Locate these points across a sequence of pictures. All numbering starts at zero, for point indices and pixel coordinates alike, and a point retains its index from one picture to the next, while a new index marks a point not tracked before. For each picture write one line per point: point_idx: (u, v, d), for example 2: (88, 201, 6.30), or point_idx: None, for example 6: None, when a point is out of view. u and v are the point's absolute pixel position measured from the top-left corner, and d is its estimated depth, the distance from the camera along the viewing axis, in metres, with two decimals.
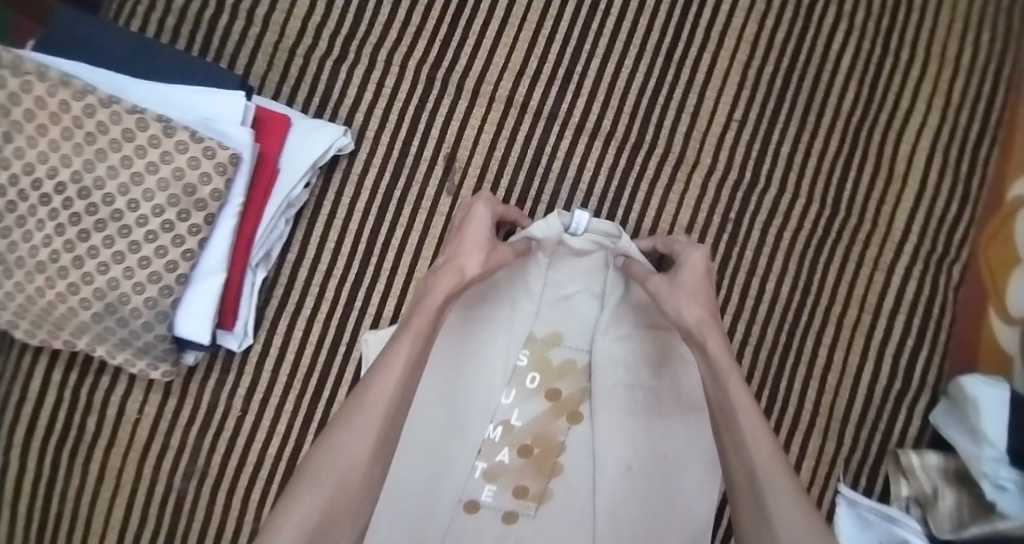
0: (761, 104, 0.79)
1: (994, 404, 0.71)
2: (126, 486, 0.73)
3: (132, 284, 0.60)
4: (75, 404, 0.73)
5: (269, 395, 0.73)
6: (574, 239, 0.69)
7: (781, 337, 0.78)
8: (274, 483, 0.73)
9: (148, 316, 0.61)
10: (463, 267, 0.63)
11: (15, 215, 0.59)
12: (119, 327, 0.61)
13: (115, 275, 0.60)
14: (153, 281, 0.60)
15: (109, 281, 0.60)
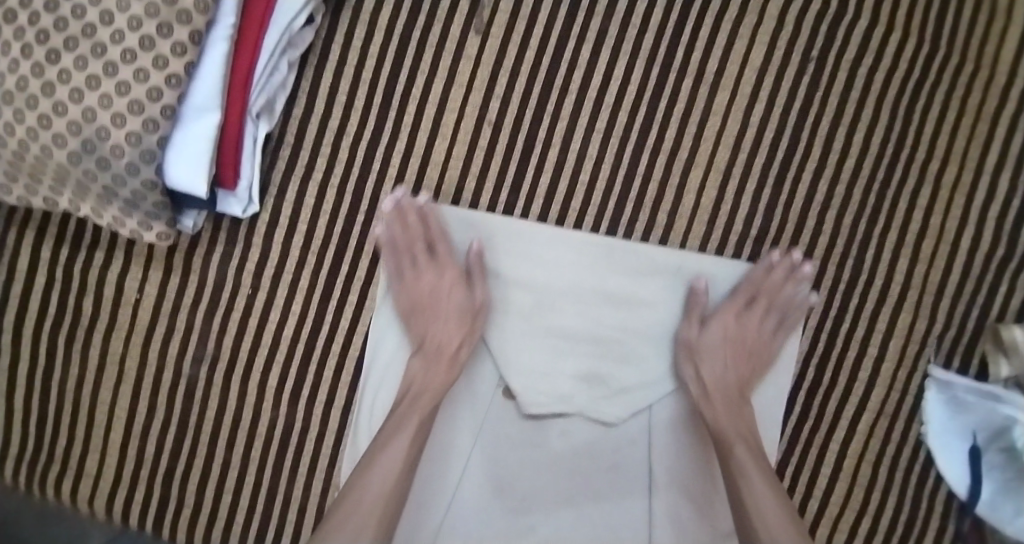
0: None
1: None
2: (132, 372, 0.66)
3: (111, 116, 0.52)
4: (69, 284, 0.65)
5: (281, 271, 0.65)
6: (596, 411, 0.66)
7: (869, 199, 0.66)
8: (292, 368, 0.66)
9: (131, 155, 0.53)
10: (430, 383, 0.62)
11: None
12: (101, 172, 0.54)
13: (91, 104, 0.52)
14: (134, 112, 0.52)
15: (86, 113, 0.52)
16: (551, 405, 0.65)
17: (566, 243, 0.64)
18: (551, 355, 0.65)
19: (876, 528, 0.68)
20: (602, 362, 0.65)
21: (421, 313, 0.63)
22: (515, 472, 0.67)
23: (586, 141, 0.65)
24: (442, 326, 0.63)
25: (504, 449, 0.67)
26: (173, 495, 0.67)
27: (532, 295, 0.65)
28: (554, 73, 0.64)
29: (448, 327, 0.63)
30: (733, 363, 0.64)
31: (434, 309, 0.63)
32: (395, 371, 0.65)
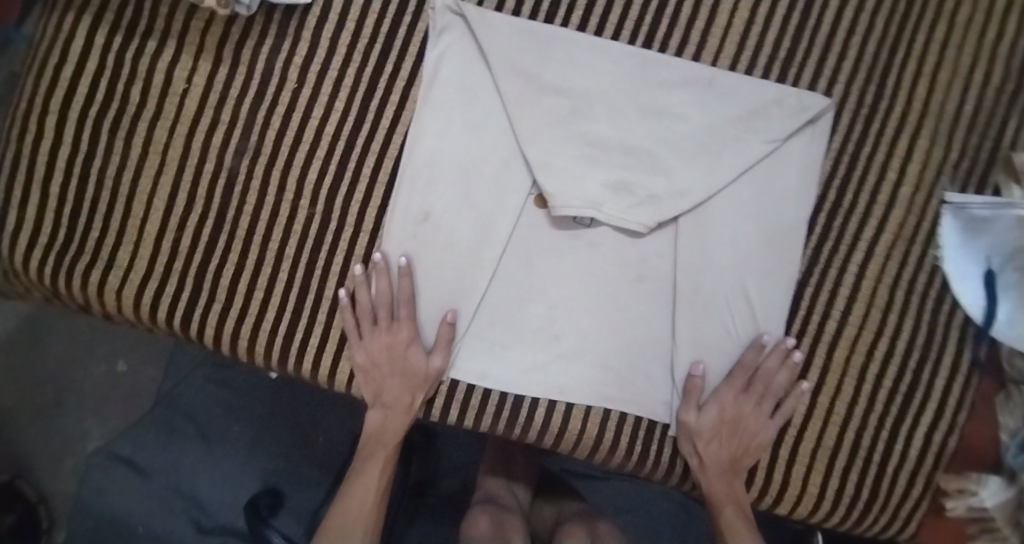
0: None
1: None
2: (173, 162, 0.67)
3: None
4: (118, 71, 0.66)
5: (328, 67, 0.67)
6: (621, 218, 0.67)
7: (889, 30, 0.70)
8: (332, 165, 0.67)
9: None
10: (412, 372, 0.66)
11: None
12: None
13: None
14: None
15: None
16: (582, 211, 0.66)
17: (601, 53, 0.68)
18: (584, 163, 0.67)
19: (893, 351, 0.70)
20: (632, 173, 0.67)
21: (379, 362, 0.67)
22: (546, 282, 0.69)
23: None
24: (398, 385, 0.67)
25: (535, 259, 0.69)
26: (204, 292, 0.67)
27: (569, 104, 0.67)
28: None
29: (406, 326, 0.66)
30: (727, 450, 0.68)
31: (392, 369, 0.67)
32: (428, 177, 0.67)
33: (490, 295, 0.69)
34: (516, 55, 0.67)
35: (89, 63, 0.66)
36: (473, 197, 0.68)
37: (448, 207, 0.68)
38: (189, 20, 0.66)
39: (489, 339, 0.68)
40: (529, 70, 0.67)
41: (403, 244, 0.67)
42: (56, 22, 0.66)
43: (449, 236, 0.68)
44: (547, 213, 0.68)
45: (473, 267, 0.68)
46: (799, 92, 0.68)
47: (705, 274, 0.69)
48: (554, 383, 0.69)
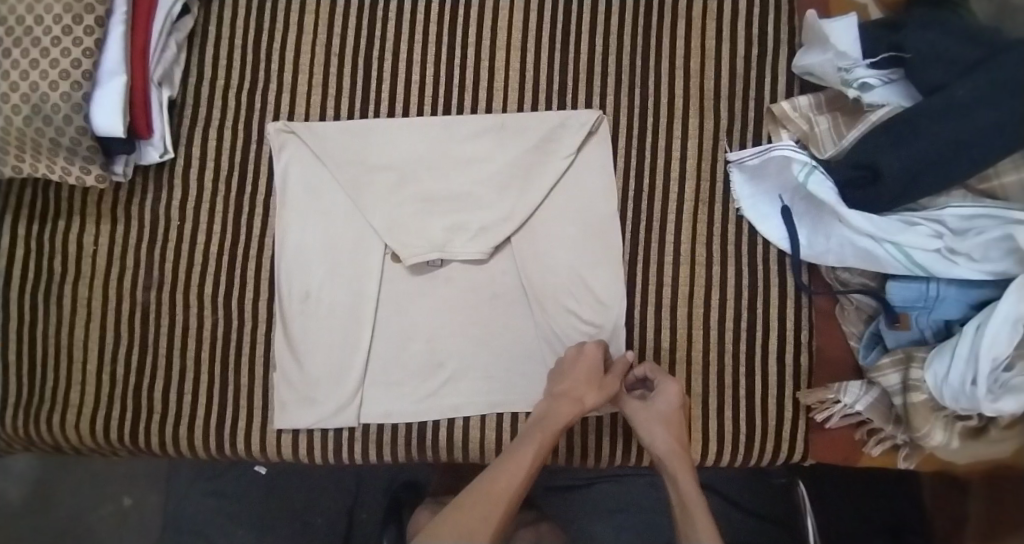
0: None
1: (844, 23, 0.75)
2: (97, 309, 0.82)
3: (49, 83, 0.71)
4: (42, 250, 0.82)
5: (201, 200, 0.82)
6: (461, 252, 0.80)
7: (639, 40, 0.84)
8: (223, 276, 0.82)
9: (66, 109, 0.71)
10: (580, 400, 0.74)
11: None
12: (47, 126, 0.72)
13: (35, 79, 0.71)
14: (64, 78, 0.71)
15: (31, 86, 0.71)
16: (429, 254, 0.80)
17: (411, 127, 0.82)
18: (421, 217, 0.81)
19: (726, 296, 0.81)
20: (461, 214, 0.81)
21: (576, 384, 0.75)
22: (418, 321, 0.81)
23: (410, 51, 0.84)
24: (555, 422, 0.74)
25: (404, 305, 0.81)
26: (144, 407, 0.81)
27: (396, 174, 0.81)
28: (375, 9, 0.85)
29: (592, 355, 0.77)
30: (677, 434, 0.75)
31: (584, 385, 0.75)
32: (300, 264, 0.81)
33: (377, 346, 0.81)
34: (343, 148, 0.82)
35: (17, 252, 0.83)
36: (341, 269, 0.81)
37: (323, 283, 0.81)
38: (84, 196, 0.82)
39: (385, 382, 0.80)
40: (358, 157, 0.82)
41: (294, 324, 0.80)
42: None
43: (330, 306, 0.81)
44: (404, 266, 0.81)
45: (354, 325, 0.80)
46: (572, 112, 0.82)
47: (546, 278, 0.80)
48: (447, 403, 0.80)
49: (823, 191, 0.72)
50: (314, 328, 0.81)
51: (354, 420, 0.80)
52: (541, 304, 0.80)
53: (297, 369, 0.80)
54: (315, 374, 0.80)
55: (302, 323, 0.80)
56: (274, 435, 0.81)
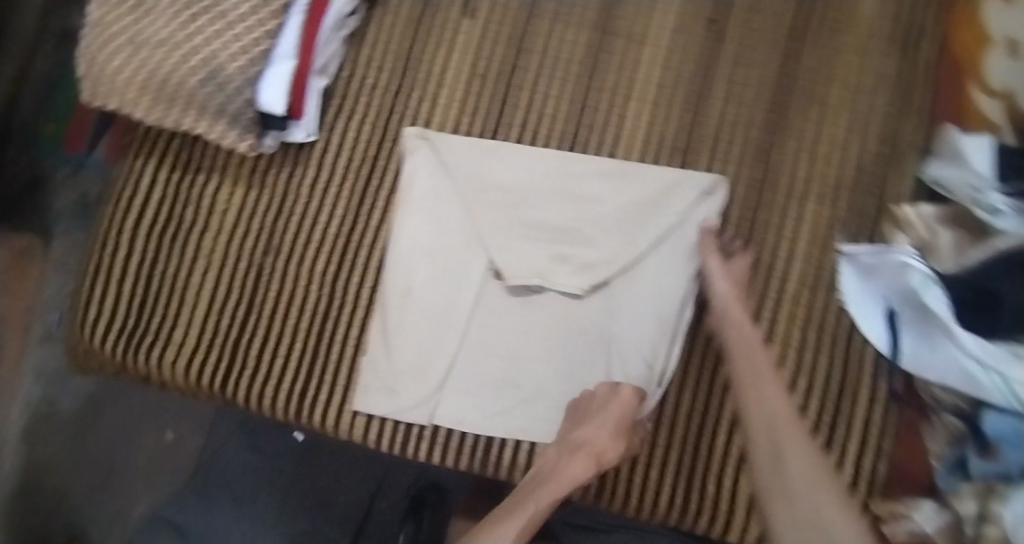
0: None
1: (986, 143, 0.76)
2: (216, 263, 0.88)
3: (229, 54, 0.77)
4: (178, 199, 0.89)
5: (330, 184, 0.88)
6: (558, 284, 0.83)
7: (771, 119, 0.86)
8: (336, 258, 0.87)
9: (239, 82, 0.78)
10: (596, 449, 0.76)
11: (129, 9, 0.78)
12: (219, 93, 0.78)
13: (217, 48, 0.77)
14: (244, 52, 0.77)
15: (213, 54, 0.77)
16: (530, 281, 0.83)
17: (536, 156, 0.86)
18: (530, 245, 0.84)
19: (812, 384, 0.83)
20: (568, 250, 0.84)
21: (589, 435, 0.77)
22: (504, 340, 0.84)
23: (550, 86, 0.88)
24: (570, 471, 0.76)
25: (496, 324, 0.85)
26: (236, 361, 0.86)
27: (515, 199, 0.85)
28: (525, 40, 0.90)
29: (612, 405, 0.78)
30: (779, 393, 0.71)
31: (597, 434, 0.77)
32: (407, 263, 0.86)
33: (463, 356, 0.84)
34: (469, 162, 0.86)
35: (155, 194, 0.89)
36: (443, 275, 0.85)
37: (424, 285, 0.85)
38: (227, 158, 0.88)
39: (463, 390, 0.84)
40: (481, 174, 0.86)
41: (391, 318, 0.85)
42: (128, 167, 0.90)
43: (426, 307, 0.85)
44: (502, 285, 0.85)
45: (445, 331, 0.84)
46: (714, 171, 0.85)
47: (634, 325, 0.83)
48: (516, 423, 0.83)
49: (937, 304, 0.73)
50: (408, 324, 0.85)
51: (427, 420, 0.84)
52: (625, 349, 0.82)
53: (385, 360, 0.85)
54: (401, 367, 0.84)
55: (396, 318, 0.85)
56: (350, 414, 0.85)
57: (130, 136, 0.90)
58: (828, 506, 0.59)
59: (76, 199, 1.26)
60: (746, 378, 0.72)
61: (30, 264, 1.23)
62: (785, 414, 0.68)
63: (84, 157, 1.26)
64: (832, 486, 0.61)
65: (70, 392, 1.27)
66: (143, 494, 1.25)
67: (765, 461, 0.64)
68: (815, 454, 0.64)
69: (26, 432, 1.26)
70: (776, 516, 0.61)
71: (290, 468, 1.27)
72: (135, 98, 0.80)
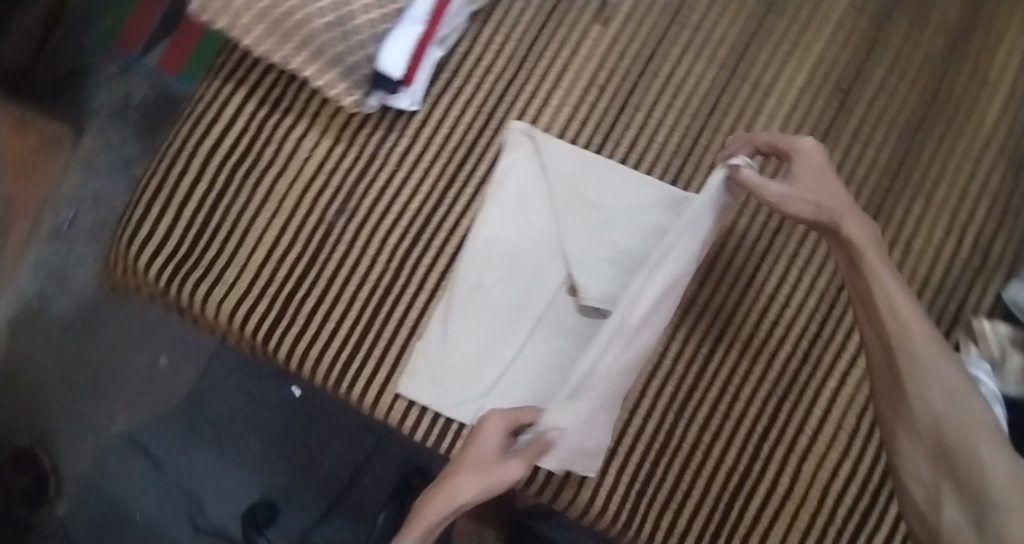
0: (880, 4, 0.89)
1: None
2: (285, 211, 0.83)
3: (363, 5, 0.74)
4: (259, 137, 0.84)
5: (421, 158, 0.84)
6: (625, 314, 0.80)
7: (876, 200, 0.84)
8: (410, 234, 0.83)
9: (366, 35, 0.75)
10: (456, 481, 0.67)
11: None
12: (340, 41, 0.74)
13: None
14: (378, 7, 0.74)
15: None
16: (598, 292, 0.81)
17: (633, 181, 0.84)
18: (603, 257, 0.82)
19: (863, 473, 0.79)
20: (638, 270, 0.82)
21: (494, 448, 0.71)
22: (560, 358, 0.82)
23: (665, 113, 0.85)
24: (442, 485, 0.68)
25: (558, 330, 0.82)
26: (286, 315, 0.82)
27: (591, 209, 0.83)
28: (651, 58, 0.86)
29: (488, 433, 0.72)
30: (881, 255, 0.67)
31: (462, 463, 0.70)
32: (480, 257, 0.82)
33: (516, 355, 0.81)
34: (565, 172, 0.83)
35: (237, 125, 0.84)
36: (514, 278, 0.82)
37: (492, 284, 0.82)
38: (321, 106, 0.84)
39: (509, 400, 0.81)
40: (574, 186, 0.83)
41: (453, 310, 0.81)
42: (209, 89, 0.85)
43: (489, 307, 0.82)
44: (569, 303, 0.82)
45: (504, 335, 0.81)
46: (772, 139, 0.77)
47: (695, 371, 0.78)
48: None
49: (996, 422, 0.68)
50: (468, 320, 0.81)
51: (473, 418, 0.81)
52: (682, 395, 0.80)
53: (437, 351, 0.81)
54: (451, 363, 0.81)
55: (457, 312, 0.81)
56: (390, 397, 0.82)
57: (222, 59, 0.86)
58: (971, 466, 0.55)
59: (118, 98, 1.21)
60: (862, 291, 0.65)
61: (55, 154, 1.19)
62: (909, 331, 0.61)
63: (133, 58, 1.21)
64: (972, 426, 0.56)
65: (69, 297, 1.21)
66: (123, 415, 1.21)
67: (898, 413, 0.61)
68: (945, 377, 0.59)
69: (13, 324, 1.21)
70: (922, 483, 0.58)
71: (276, 424, 1.23)
72: (249, 25, 0.76)
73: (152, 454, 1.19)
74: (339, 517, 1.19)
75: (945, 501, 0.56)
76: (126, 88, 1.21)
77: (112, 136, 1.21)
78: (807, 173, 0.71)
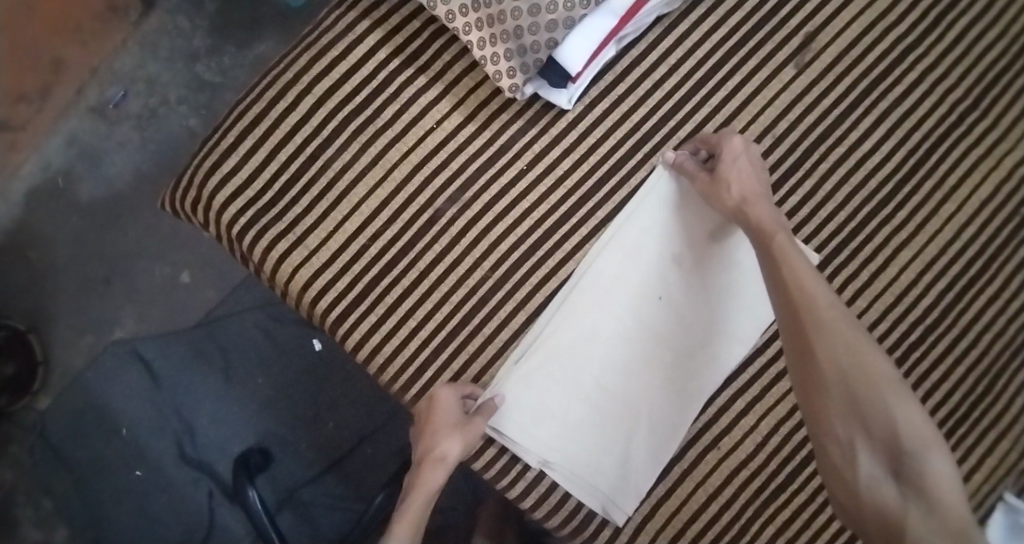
0: None
1: None
2: (393, 183, 0.73)
3: None
4: (385, 89, 0.72)
5: (558, 165, 0.74)
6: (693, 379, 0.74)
7: (1019, 339, 0.78)
8: (525, 244, 0.74)
9: (559, 16, 0.64)
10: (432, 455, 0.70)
11: None
12: (527, 15, 0.64)
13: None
14: None
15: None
16: (677, 345, 0.74)
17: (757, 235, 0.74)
18: (704, 319, 0.74)
19: None
20: (727, 337, 0.74)
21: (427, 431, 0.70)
22: (630, 410, 0.74)
23: (835, 187, 0.76)
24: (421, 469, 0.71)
25: (628, 378, 0.74)
26: (365, 299, 0.72)
27: (703, 257, 0.74)
28: (836, 124, 0.76)
29: (432, 410, 0.70)
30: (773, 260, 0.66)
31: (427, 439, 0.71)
32: (585, 282, 0.73)
33: (592, 403, 0.74)
34: (693, 209, 0.74)
35: (363, 70, 0.72)
36: (609, 314, 0.74)
37: (587, 314, 0.73)
38: (464, 74, 0.73)
39: (567, 448, 0.73)
40: (696, 228, 0.74)
41: (544, 335, 0.73)
42: (338, 19, 0.73)
43: (577, 337, 0.73)
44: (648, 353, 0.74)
45: (583, 372, 0.73)
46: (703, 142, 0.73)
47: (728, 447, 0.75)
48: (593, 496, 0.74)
49: None
50: (559, 350, 0.73)
51: (536, 464, 0.73)
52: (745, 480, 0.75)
53: (516, 375, 0.72)
54: (525, 392, 0.73)
55: (546, 337, 0.73)
56: None
57: None
58: (938, 484, 0.59)
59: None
60: (799, 295, 0.64)
61: (117, 24, 1.16)
62: (872, 371, 0.62)
63: None
64: (933, 441, 0.61)
65: (99, 182, 1.16)
66: (130, 321, 1.15)
67: (851, 425, 0.61)
68: (907, 395, 0.62)
69: (47, 198, 1.16)
70: (886, 497, 0.60)
71: (287, 370, 1.13)
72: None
73: (153, 371, 1.12)
74: (333, 481, 1.09)
75: (913, 515, 0.58)
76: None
77: (180, 22, 1.19)
78: (733, 173, 0.69)
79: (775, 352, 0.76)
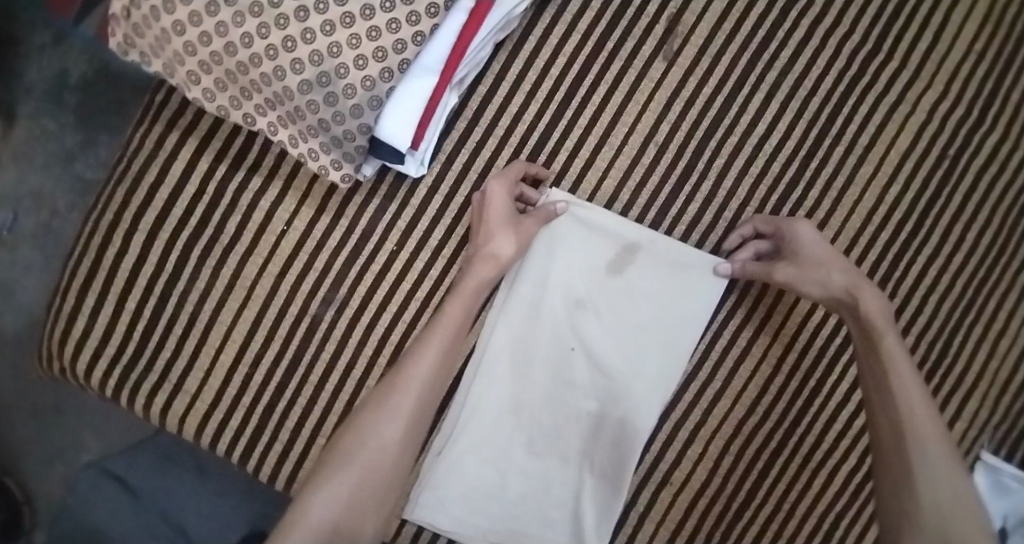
0: (1010, 43, 0.71)
1: None
2: (258, 300, 0.67)
3: (355, 56, 0.54)
4: (219, 202, 0.65)
5: (429, 235, 0.67)
6: (619, 420, 0.69)
7: (969, 292, 0.72)
8: (416, 330, 0.67)
9: (360, 98, 0.55)
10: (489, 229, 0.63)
11: None
12: (325, 106, 0.56)
13: (339, 40, 0.54)
14: (377, 57, 0.55)
15: (331, 47, 0.54)
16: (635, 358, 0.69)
17: (650, 252, 0.68)
18: (616, 353, 0.69)
19: None
20: (642, 366, 0.69)
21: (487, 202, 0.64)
22: (563, 468, 0.69)
23: (737, 182, 0.69)
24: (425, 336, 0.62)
25: (554, 436, 0.69)
26: (267, 428, 0.68)
27: (606, 296, 0.69)
28: (723, 113, 0.69)
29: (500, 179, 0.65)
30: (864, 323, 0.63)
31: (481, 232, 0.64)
32: (483, 351, 0.68)
33: (528, 475, 0.69)
34: (574, 244, 0.68)
35: (189, 188, 0.65)
36: (517, 377, 0.69)
37: (494, 382, 0.69)
38: (299, 164, 0.66)
39: (507, 524, 0.69)
40: (583, 264, 0.69)
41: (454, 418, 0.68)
42: (143, 137, 0.66)
43: (490, 410, 0.69)
44: (565, 403, 0.69)
45: (505, 443, 0.69)
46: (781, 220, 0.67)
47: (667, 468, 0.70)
48: None
49: None
50: (473, 428, 0.69)
51: None
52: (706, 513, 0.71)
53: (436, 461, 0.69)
54: (450, 481, 0.69)
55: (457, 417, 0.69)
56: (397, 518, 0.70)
57: (161, 97, 0.66)
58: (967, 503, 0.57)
59: (50, 77, 0.95)
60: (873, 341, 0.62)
61: None
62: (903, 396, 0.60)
63: (70, 25, 0.94)
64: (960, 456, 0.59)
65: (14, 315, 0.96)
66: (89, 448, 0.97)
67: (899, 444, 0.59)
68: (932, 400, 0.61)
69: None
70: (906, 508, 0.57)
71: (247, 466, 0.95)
72: (194, 72, 0.56)
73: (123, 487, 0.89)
74: None
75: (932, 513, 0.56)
76: (61, 67, 0.95)
77: (44, 123, 0.96)
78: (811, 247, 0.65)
79: (704, 380, 0.70)
